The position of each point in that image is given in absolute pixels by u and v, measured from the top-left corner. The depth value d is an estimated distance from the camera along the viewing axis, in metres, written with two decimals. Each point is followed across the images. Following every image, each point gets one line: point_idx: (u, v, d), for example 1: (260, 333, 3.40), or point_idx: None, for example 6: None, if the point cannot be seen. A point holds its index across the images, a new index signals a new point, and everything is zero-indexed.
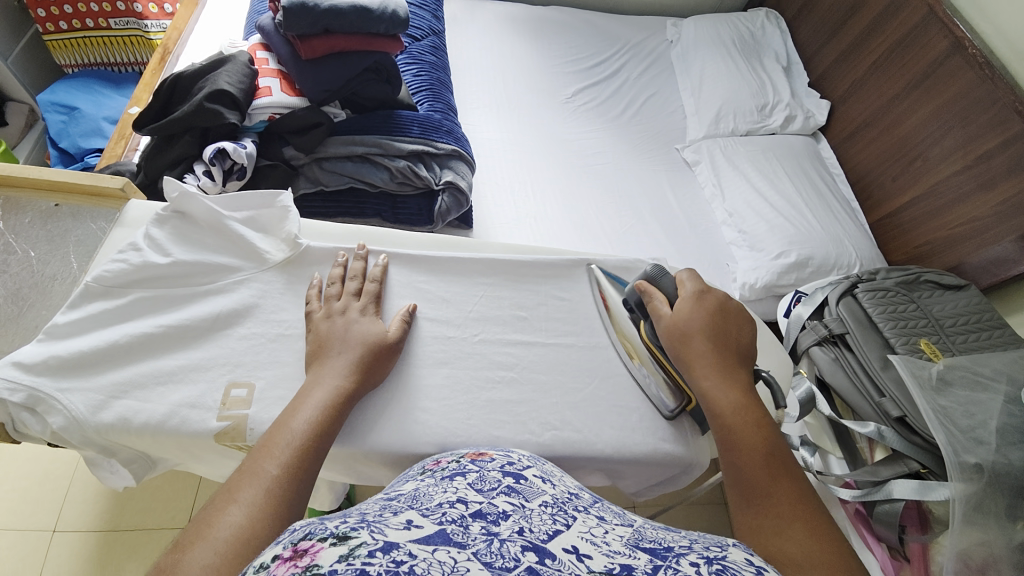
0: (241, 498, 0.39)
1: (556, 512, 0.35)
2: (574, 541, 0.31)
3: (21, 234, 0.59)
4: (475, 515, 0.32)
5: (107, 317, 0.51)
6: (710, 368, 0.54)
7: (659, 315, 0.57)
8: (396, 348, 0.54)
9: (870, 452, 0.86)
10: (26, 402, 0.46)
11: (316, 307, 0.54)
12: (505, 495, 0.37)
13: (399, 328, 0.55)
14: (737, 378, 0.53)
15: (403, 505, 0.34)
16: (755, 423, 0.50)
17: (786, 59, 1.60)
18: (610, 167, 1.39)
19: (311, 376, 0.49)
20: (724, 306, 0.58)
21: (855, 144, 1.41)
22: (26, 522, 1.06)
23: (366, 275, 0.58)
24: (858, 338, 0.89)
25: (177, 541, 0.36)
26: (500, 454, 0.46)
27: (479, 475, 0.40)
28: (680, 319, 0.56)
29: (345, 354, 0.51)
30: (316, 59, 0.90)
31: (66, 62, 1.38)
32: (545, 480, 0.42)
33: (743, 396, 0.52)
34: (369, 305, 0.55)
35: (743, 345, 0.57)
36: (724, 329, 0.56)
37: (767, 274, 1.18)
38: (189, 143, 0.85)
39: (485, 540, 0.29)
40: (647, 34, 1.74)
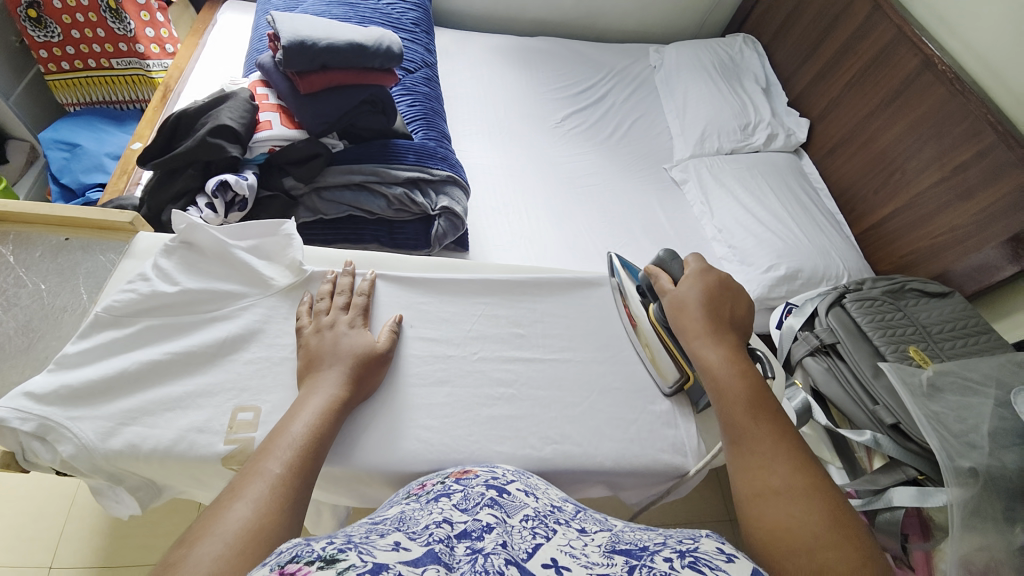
0: (247, 494, 0.40)
1: (536, 526, 0.36)
2: (553, 555, 0.32)
3: (32, 268, 0.61)
4: (460, 534, 0.34)
5: (116, 346, 0.52)
6: (700, 332, 0.57)
7: (663, 291, 0.61)
8: (385, 358, 0.56)
9: (869, 460, 0.88)
10: (36, 431, 0.46)
11: (305, 323, 0.55)
12: (489, 507, 0.38)
13: (387, 339, 0.57)
14: (727, 344, 0.56)
15: (390, 528, 0.35)
16: (738, 379, 0.53)
17: (765, 80, 1.66)
18: (601, 188, 1.44)
19: (305, 389, 0.50)
20: (728, 284, 0.61)
21: (835, 160, 1.45)
22: (20, 561, 1.04)
23: (354, 289, 0.60)
24: (849, 347, 0.90)
25: (182, 536, 0.37)
26: (484, 469, 0.47)
27: (464, 494, 0.41)
28: (680, 292, 0.60)
29: (337, 365, 0.52)
30: (314, 93, 0.94)
31: (67, 100, 1.41)
32: (529, 493, 0.43)
33: (730, 353, 0.55)
34: (357, 318, 0.57)
35: (734, 318, 0.59)
36: (722, 302, 0.59)
37: (758, 287, 1.20)
38: (192, 176, 0.88)
39: (469, 560, 0.30)
40: (631, 61, 1.82)
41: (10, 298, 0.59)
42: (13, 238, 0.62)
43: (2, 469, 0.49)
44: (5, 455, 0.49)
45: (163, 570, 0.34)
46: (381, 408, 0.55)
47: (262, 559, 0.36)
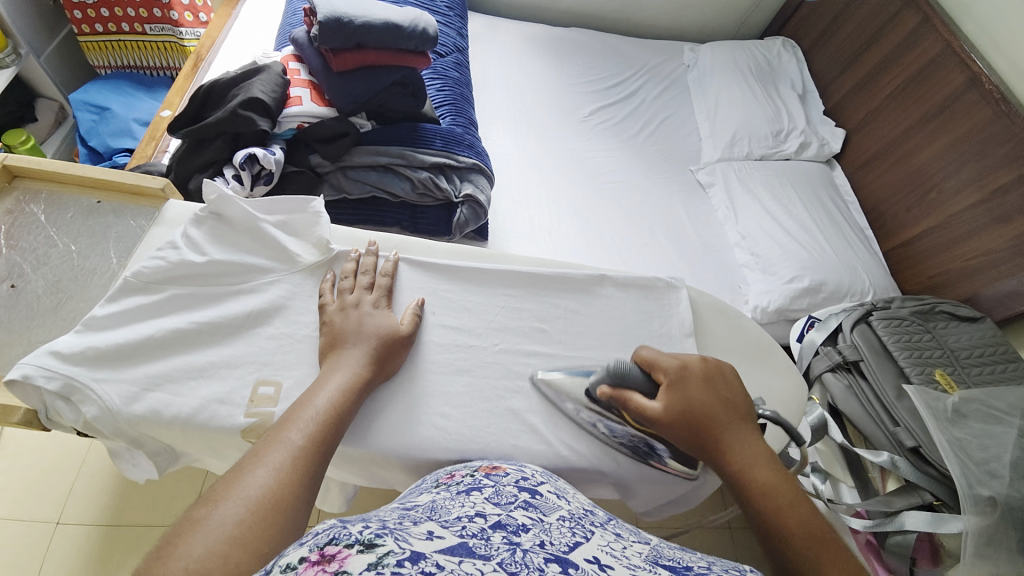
0: (268, 461, 0.40)
1: (574, 526, 0.36)
2: (595, 552, 0.32)
3: (62, 228, 0.61)
4: (495, 526, 0.33)
5: (144, 312, 0.52)
6: (727, 445, 0.52)
7: (646, 410, 0.53)
8: (408, 341, 0.55)
9: (883, 482, 0.85)
10: (61, 390, 0.46)
11: (329, 300, 0.55)
12: (523, 508, 0.37)
13: (411, 321, 0.57)
14: (752, 450, 0.52)
15: (422, 515, 0.34)
16: (785, 496, 0.49)
17: (802, 87, 1.62)
18: (625, 187, 1.42)
19: (327, 366, 0.50)
20: (707, 370, 0.56)
21: (869, 174, 1.42)
22: (32, 513, 1.07)
23: (378, 269, 0.60)
24: (872, 366, 0.89)
25: (203, 493, 0.38)
26: (513, 468, 0.47)
27: (495, 489, 0.41)
28: (672, 407, 0.53)
29: (360, 345, 0.52)
30: (346, 72, 0.93)
31: (99, 63, 1.42)
32: (559, 496, 0.42)
33: (771, 472, 0.50)
34: (381, 298, 0.57)
35: (739, 408, 0.55)
36: (721, 398, 0.54)
37: (779, 298, 1.19)
38: (222, 147, 0.88)
39: (508, 550, 0.30)
40: (663, 58, 1.78)
41: (39, 257, 0.59)
42: (46, 198, 0.62)
43: (25, 426, 0.50)
44: (27, 413, 0.49)
45: (184, 528, 0.35)
46: (399, 391, 0.55)
47: (281, 527, 0.37)
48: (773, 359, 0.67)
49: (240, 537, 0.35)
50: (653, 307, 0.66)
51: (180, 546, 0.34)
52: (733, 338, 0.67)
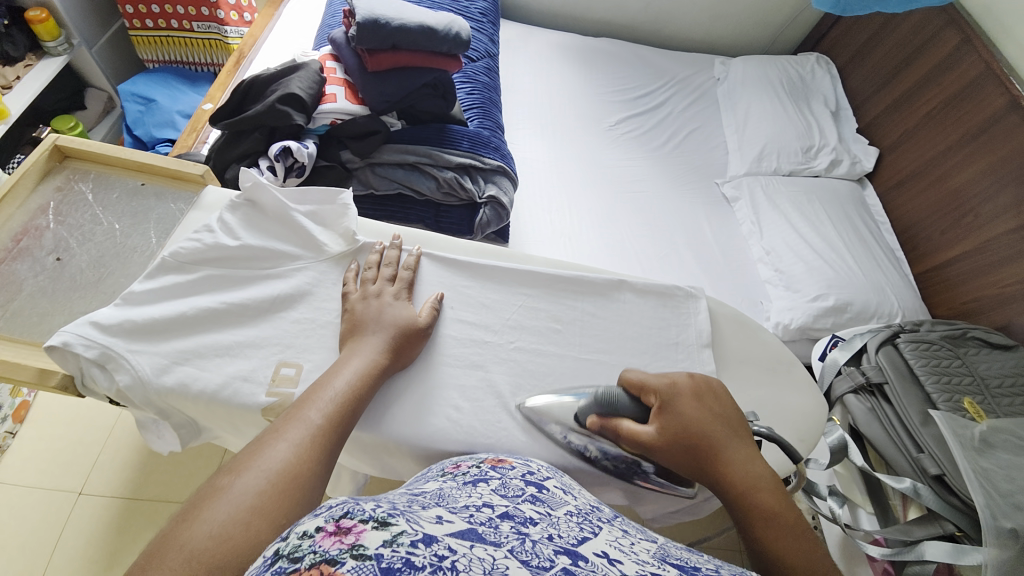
0: (288, 437, 0.42)
1: (582, 521, 0.36)
2: (604, 547, 0.32)
3: (108, 207, 0.64)
4: (503, 517, 0.34)
5: (179, 290, 0.55)
6: (726, 465, 0.48)
7: (642, 438, 0.50)
8: (425, 332, 0.57)
9: (904, 510, 0.82)
10: (97, 359, 0.48)
11: (352, 289, 0.57)
12: (531, 502, 0.38)
13: (429, 314, 0.58)
14: (753, 470, 0.48)
15: (431, 501, 0.35)
16: (795, 521, 0.46)
17: (835, 103, 1.59)
18: (648, 197, 1.41)
19: (347, 350, 0.52)
20: (696, 388, 0.53)
21: (903, 194, 1.38)
22: (55, 483, 1.14)
23: (400, 263, 0.61)
24: (897, 389, 0.86)
25: (226, 464, 0.39)
26: (520, 462, 0.47)
27: (502, 482, 0.41)
28: (668, 430, 0.50)
29: (379, 333, 0.53)
30: (380, 72, 0.96)
31: (148, 57, 1.50)
32: (565, 491, 0.42)
33: (772, 494, 0.47)
34: (402, 291, 0.58)
35: (734, 423, 0.52)
36: (719, 414, 0.52)
37: (802, 316, 1.16)
38: (259, 139, 0.91)
39: (517, 539, 0.30)
40: (694, 71, 1.77)
41: (85, 233, 0.62)
42: (94, 178, 0.65)
43: (60, 391, 0.50)
44: (65, 377, 0.50)
45: (207, 495, 0.36)
46: (413, 381, 0.56)
47: (296, 500, 0.38)
48: (792, 376, 0.65)
49: (260, 506, 0.36)
50: (671, 315, 0.65)
51: (203, 511, 0.35)
52: (752, 349, 0.66)
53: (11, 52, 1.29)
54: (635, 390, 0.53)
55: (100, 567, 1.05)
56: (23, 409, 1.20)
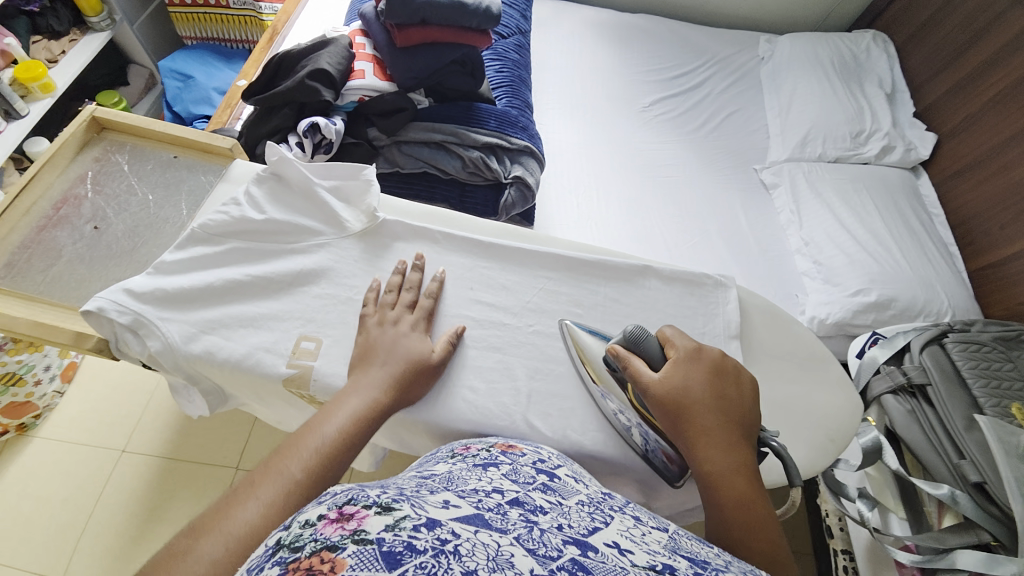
0: (261, 494, 0.39)
1: (593, 510, 0.36)
2: (615, 538, 0.32)
3: (143, 179, 0.66)
4: (512, 503, 0.33)
5: (207, 261, 0.55)
6: (712, 443, 0.48)
7: (646, 380, 0.50)
8: (437, 369, 0.53)
9: (939, 517, 0.77)
10: (130, 325, 0.50)
11: (370, 311, 0.54)
12: (541, 490, 0.37)
13: (444, 349, 0.54)
14: (737, 459, 0.47)
15: (440, 485, 0.35)
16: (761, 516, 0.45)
17: (891, 85, 1.48)
18: (679, 182, 1.36)
19: (352, 380, 0.50)
20: (718, 364, 0.52)
21: (960, 186, 1.28)
22: (98, 441, 1.22)
23: (423, 288, 0.58)
24: (941, 392, 0.81)
25: (193, 522, 0.38)
26: (530, 449, 0.46)
27: (512, 467, 0.41)
28: (672, 382, 0.49)
29: (387, 366, 0.51)
30: (409, 47, 0.95)
31: (188, 34, 1.53)
32: (577, 480, 0.42)
33: (747, 486, 0.46)
34: (420, 321, 0.55)
35: (734, 408, 0.50)
36: (722, 395, 0.50)
37: (840, 311, 1.11)
38: (288, 115, 0.92)
39: (525, 527, 0.30)
40: (736, 49, 1.68)
41: (121, 204, 0.63)
42: (131, 151, 0.67)
43: (97, 353, 0.52)
44: (100, 341, 0.52)
45: (164, 562, 0.34)
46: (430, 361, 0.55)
47: None
48: (825, 373, 0.62)
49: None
50: (698, 304, 0.62)
51: None
52: (783, 344, 0.62)
53: (56, 27, 1.35)
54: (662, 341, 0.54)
55: (140, 520, 1.14)
56: (71, 370, 1.26)
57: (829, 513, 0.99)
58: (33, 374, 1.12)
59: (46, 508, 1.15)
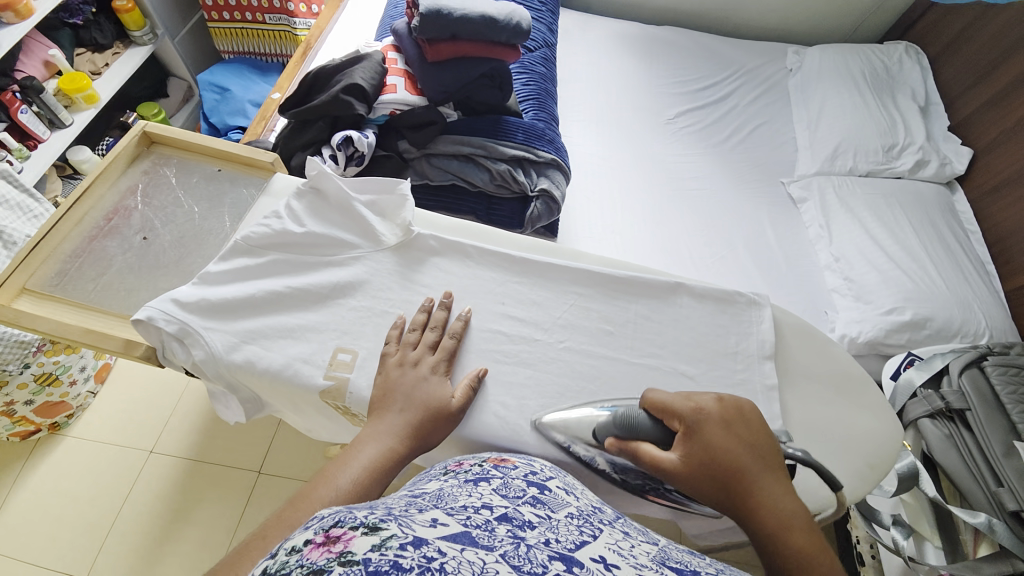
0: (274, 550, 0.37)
1: (582, 524, 0.36)
2: (602, 552, 0.32)
3: (189, 191, 0.68)
4: (500, 519, 0.33)
5: (250, 272, 0.57)
6: (760, 498, 0.45)
7: (662, 464, 0.47)
8: (457, 416, 0.51)
9: (974, 546, 0.75)
10: (177, 333, 0.52)
11: (391, 351, 0.54)
12: (531, 504, 0.37)
13: (464, 395, 0.52)
14: (789, 508, 0.45)
15: (429, 503, 0.35)
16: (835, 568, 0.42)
17: (924, 98, 1.44)
18: (704, 195, 1.35)
19: (370, 427, 0.49)
20: (724, 413, 0.49)
21: (997, 203, 1.24)
22: (130, 442, 1.26)
23: (446, 328, 0.57)
24: (980, 417, 0.77)
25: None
26: (524, 462, 0.46)
27: (503, 482, 0.41)
28: (693, 460, 0.46)
29: (405, 412, 0.50)
30: (439, 62, 0.97)
31: (225, 48, 1.59)
32: (568, 492, 0.42)
33: (808, 536, 0.44)
34: (440, 363, 0.54)
35: (767, 454, 0.48)
36: (749, 442, 0.48)
37: (872, 329, 1.08)
38: (322, 129, 0.95)
39: (511, 543, 0.30)
40: (763, 61, 1.67)
41: (167, 215, 0.66)
42: (178, 164, 0.69)
43: (145, 361, 0.54)
44: (148, 349, 0.54)
45: None
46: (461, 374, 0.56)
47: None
48: (869, 398, 0.60)
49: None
50: (730, 322, 0.62)
51: None
52: (816, 366, 0.61)
53: (100, 40, 1.41)
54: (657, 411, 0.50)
55: (166, 521, 1.17)
56: (104, 370, 1.30)
57: (859, 539, 0.95)
58: (68, 375, 1.16)
59: (78, 505, 1.19)
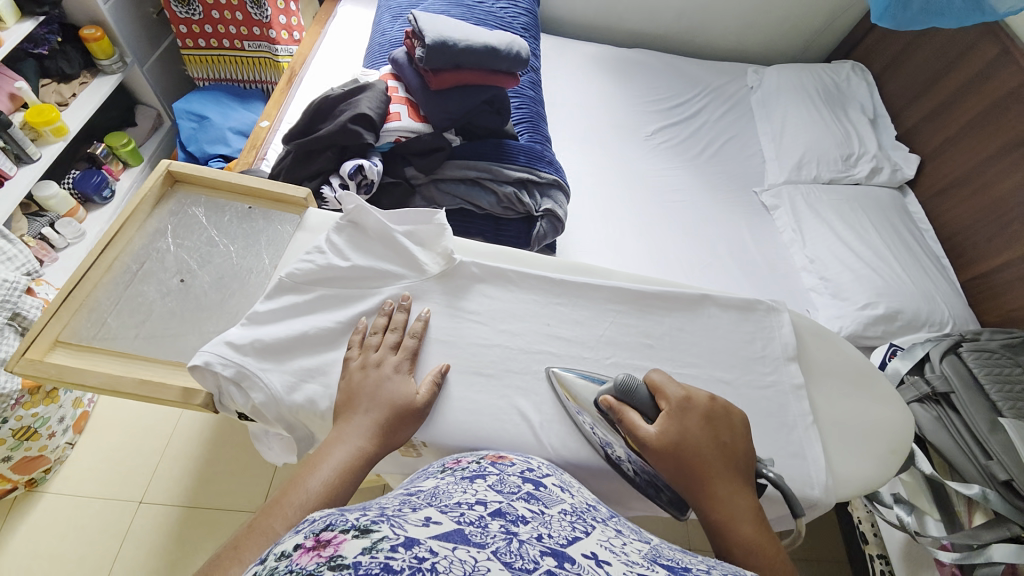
0: (247, 557, 0.38)
1: (574, 520, 0.37)
2: (593, 548, 0.33)
3: (223, 230, 0.67)
4: (494, 514, 0.34)
5: (297, 309, 0.57)
6: (718, 491, 0.49)
7: (638, 430, 0.50)
8: (422, 412, 0.53)
9: (969, 516, 0.82)
10: (234, 377, 0.51)
11: (354, 355, 0.54)
12: (525, 500, 0.38)
13: (428, 391, 0.54)
14: (742, 502, 0.50)
15: (422, 501, 0.36)
16: (764, 553, 0.48)
17: (872, 111, 1.59)
18: (686, 207, 1.43)
19: (336, 430, 0.50)
20: (712, 410, 0.53)
21: (945, 203, 1.38)
22: (115, 494, 1.18)
23: (408, 328, 0.58)
24: (964, 398, 0.86)
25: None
26: (520, 459, 0.48)
27: (499, 478, 0.42)
28: (664, 437, 0.50)
29: (371, 412, 0.51)
30: (443, 90, 1.00)
31: (199, 75, 1.55)
32: (563, 489, 0.44)
33: (755, 526, 0.49)
34: (404, 362, 0.55)
35: (731, 452, 0.52)
36: (719, 439, 0.52)
37: (851, 324, 1.17)
38: (330, 158, 0.95)
39: (504, 539, 0.30)
40: (727, 79, 1.79)
41: (203, 256, 0.64)
42: (208, 203, 0.68)
43: (204, 408, 0.53)
44: (207, 396, 0.53)
45: None
46: (519, 395, 0.57)
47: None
48: (879, 388, 0.66)
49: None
50: (754, 328, 0.67)
51: None
52: (834, 364, 0.67)
53: (66, 70, 1.33)
54: (652, 389, 0.54)
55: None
56: (83, 419, 1.22)
57: (861, 520, 1.01)
58: (47, 428, 1.08)
59: (60, 568, 1.09)
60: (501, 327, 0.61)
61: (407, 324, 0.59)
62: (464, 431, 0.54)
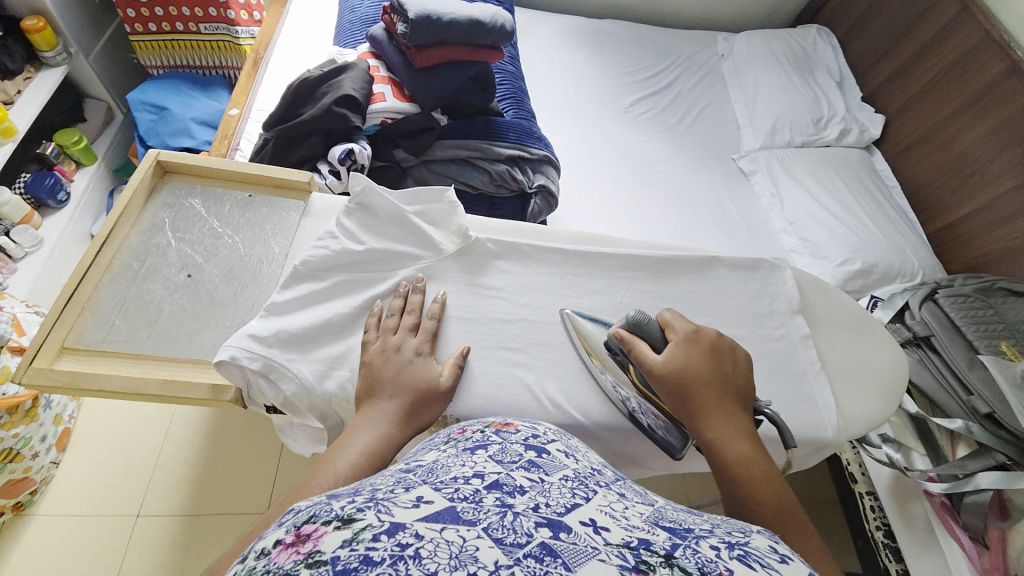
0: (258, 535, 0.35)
1: (575, 486, 0.34)
2: (593, 514, 0.31)
3: (225, 221, 0.67)
4: (490, 487, 0.32)
5: (316, 297, 0.56)
6: (713, 413, 0.50)
7: (647, 360, 0.52)
8: (447, 395, 0.51)
9: (952, 449, 0.88)
10: (262, 370, 0.50)
11: (372, 338, 0.53)
12: (525, 468, 0.35)
13: (452, 373, 0.52)
14: (734, 422, 0.50)
15: (417, 479, 0.32)
16: (757, 470, 0.48)
17: (838, 75, 1.65)
18: (669, 176, 1.45)
19: (361, 416, 0.48)
20: (717, 344, 0.55)
21: (909, 160, 1.45)
22: (110, 509, 1.13)
23: (424, 310, 0.57)
24: (943, 340, 0.92)
25: None
26: (525, 424, 0.44)
27: (501, 447, 0.38)
28: (671, 364, 0.52)
29: (396, 397, 0.49)
30: (428, 67, 0.97)
31: (151, 62, 1.44)
32: (568, 454, 0.40)
33: (748, 446, 0.49)
34: (424, 344, 0.54)
35: (729, 378, 0.53)
36: (721, 370, 0.53)
37: (831, 280, 1.23)
38: (316, 143, 0.91)
39: (498, 513, 0.28)
40: (697, 48, 1.81)
41: (208, 248, 0.65)
42: (204, 194, 0.68)
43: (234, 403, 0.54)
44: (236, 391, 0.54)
45: None
46: (548, 367, 0.58)
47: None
48: (872, 326, 0.70)
49: None
50: (761, 286, 0.69)
51: None
52: (836, 315, 0.71)
53: (9, 65, 1.21)
54: (662, 325, 0.56)
55: None
56: (65, 436, 1.16)
57: (850, 462, 1.06)
58: (30, 447, 1.02)
59: None
60: (522, 302, 0.61)
61: (423, 306, 0.58)
62: (497, 405, 0.54)
